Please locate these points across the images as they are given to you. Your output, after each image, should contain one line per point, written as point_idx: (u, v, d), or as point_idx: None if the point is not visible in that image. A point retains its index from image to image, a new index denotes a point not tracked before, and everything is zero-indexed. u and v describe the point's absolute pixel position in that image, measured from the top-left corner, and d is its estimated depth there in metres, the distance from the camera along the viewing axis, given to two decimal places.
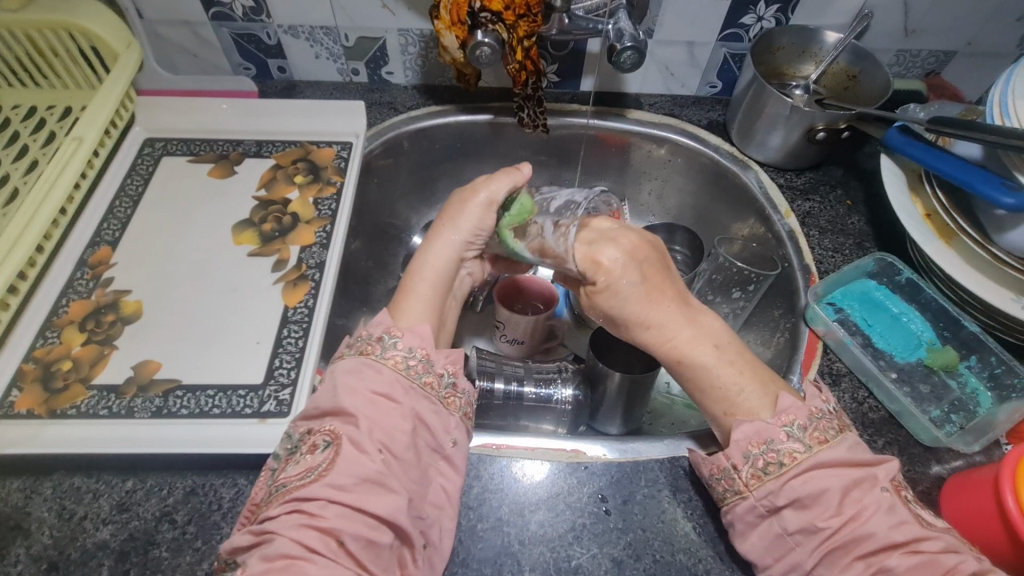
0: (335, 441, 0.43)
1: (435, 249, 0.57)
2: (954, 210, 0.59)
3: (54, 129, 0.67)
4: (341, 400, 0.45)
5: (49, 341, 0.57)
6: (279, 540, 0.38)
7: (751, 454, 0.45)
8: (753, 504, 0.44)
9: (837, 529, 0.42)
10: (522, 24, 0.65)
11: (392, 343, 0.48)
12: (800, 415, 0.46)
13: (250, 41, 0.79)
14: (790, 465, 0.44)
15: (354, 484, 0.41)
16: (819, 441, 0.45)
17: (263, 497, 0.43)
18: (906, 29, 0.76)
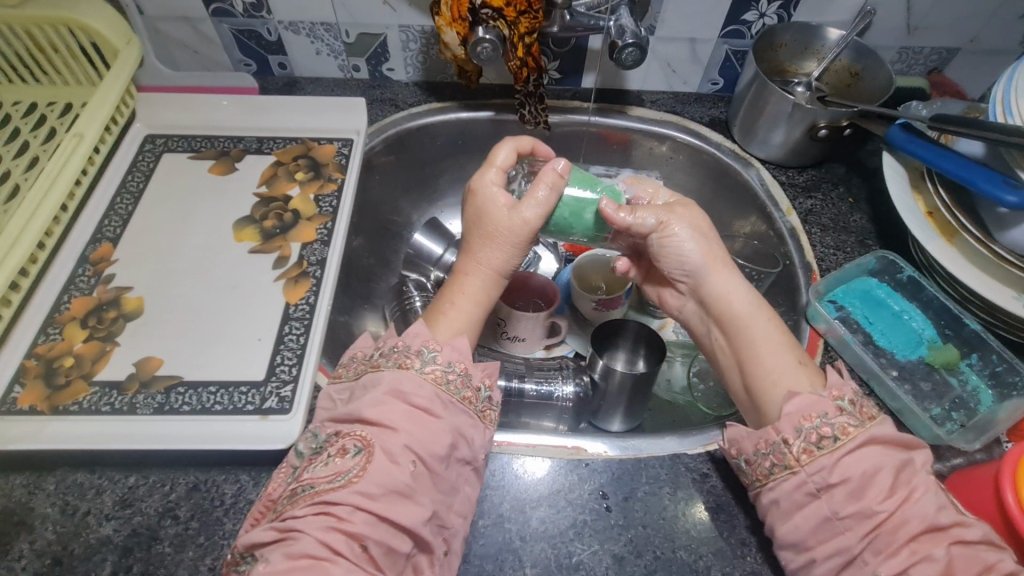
0: (367, 448, 0.43)
1: (479, 257, 0.55)
2: (956, 208, 0.59)
3: (54, 126, 0.67)
4: (370, 405, 0.45)
5: (52, 337, 0.58)
6: (300, 540, 0.39)
7: (804, 428, 0.45)
8: (803, 481, 0.44)
9: (892, 513, 0.42)
10: (523, 21, 0.65)
11: (432, 357, 0.48)
12: (847, 391, 0.47)
13: (251, 37, 0.79)
14: (844, 440, 0.44)
15: (379, 490, 0.41)
16: (868, 417, 0.45)
17: (281, 496, 0.43)
18: (909, 26, 0.76)
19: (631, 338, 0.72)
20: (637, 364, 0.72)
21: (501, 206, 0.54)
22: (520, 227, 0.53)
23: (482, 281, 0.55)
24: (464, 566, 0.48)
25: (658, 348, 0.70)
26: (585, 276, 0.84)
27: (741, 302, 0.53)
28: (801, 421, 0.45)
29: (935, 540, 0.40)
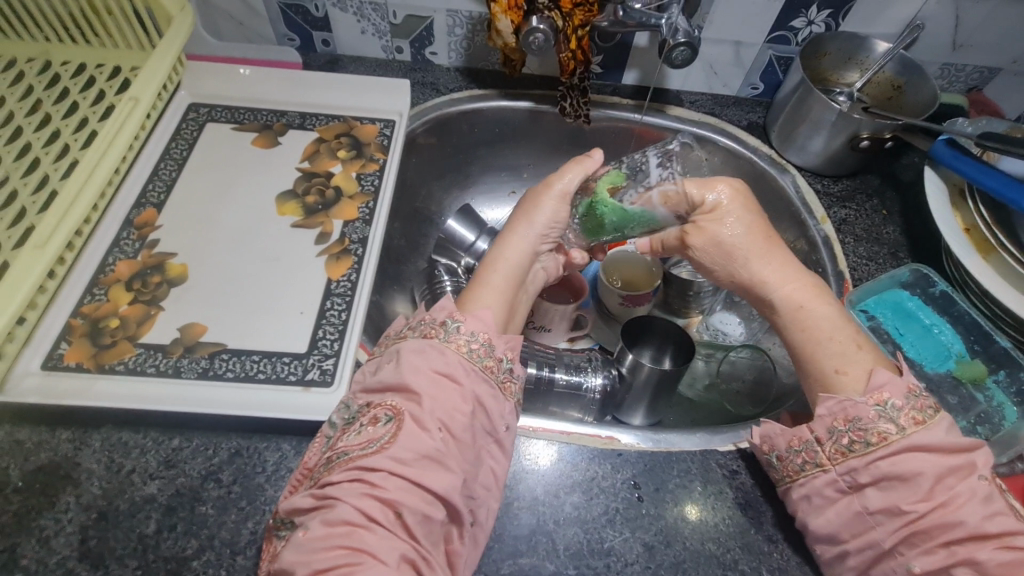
0: (397, 417, 0.44)
1: (512, 241, 0.58)
2: (996, 225, 0.61)
3: (103, 88, 0.67)
4: (397, 376, 0.46)
5: (97, 298, 0.58)
6: (335, 501, 0.40)
7: (837, 430, 0.47)
8: (835, 479, 0.46)
9: (925, 514, 0.43)
10: (578, 13, 0.66)
11: (456, 328, 0.49)
12: (896, 394, 0.47)
13: (298, 13, 0.79)
14: (877, 446, 0.45)
15: (408, 455, 0.42)
16: (914, 423, 0.45)
17: (317, 464, 0.45)
18: (954, 43, 0.77)
19: (659, 340, 0.74)
20: (663, 361, 0.74)
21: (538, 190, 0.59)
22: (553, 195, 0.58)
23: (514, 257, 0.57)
24: (497, 544, 0.49)
25: (686, 348, 0.72)
26: (606, 270, 0.83)
27: (793, 286, 0.55)
28: (835, 422, 0.47)
29: (978, 544, 0.41)
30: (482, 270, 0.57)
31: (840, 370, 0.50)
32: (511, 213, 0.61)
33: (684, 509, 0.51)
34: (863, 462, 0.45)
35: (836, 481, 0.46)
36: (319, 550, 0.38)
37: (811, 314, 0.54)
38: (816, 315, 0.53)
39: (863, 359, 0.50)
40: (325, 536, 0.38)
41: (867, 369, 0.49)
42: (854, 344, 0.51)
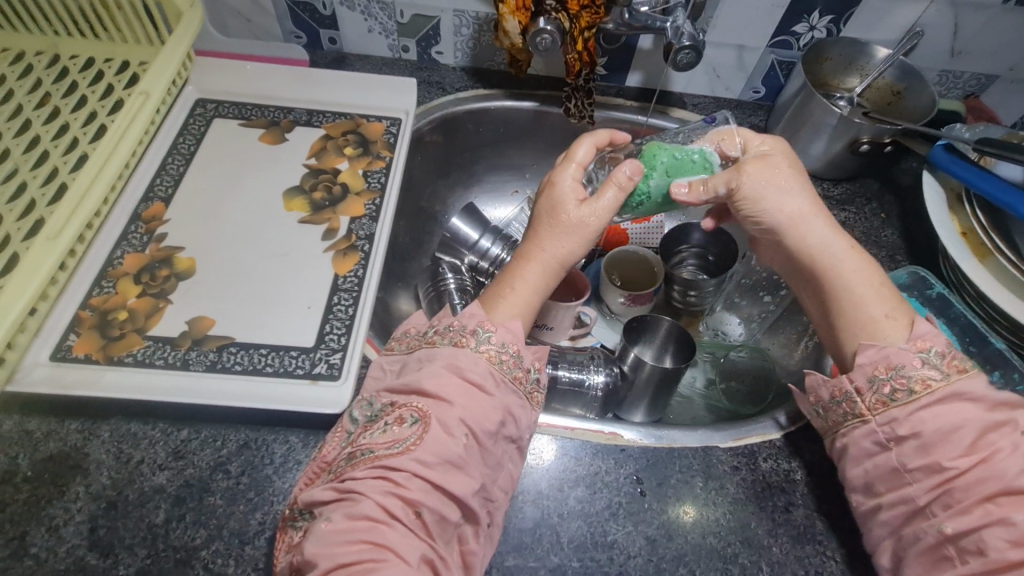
0: (423, 419, 0.44)
1: (542, 259, 0.55)
2: (993, 230, 0.62)
3: (112, 82, 0.68)
4: (422, 378, 0.47)
5: (105, 290, 0.59)
6: (357, 496, 0.41)
7: (877, 378, 0.48)
8: (873, 430, 0.48)
9: (962, 470, 0.44)
10: (584, 15, 0.66)
11: (486, 338, 0.49)
12: (936, 343, 0.48)
13: (305, 10, 0.80)
14: (921, 393, 0.46)
15: (430, 458, 0.43)
16: (956, 370, 0.46)
17: (336, 458, 0.46)
18: (953, 50, 0.78)
19: (662, 339, 0.76)
20: (665, 360, 0.75)
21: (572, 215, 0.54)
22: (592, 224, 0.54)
23: (545, 272, 0.55)
24: (502, 538, 0.49)
25: (687, 347, 0.74)
26: (608, 270, 0.84)
27: (836, 239, 0.54)
28: (876, 372, 0.48)
29: (1014, 505, 0.42)
30: (523, 256, 0.56)
31: (891, 317, 0.50)
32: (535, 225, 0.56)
33: (679, 512, 0.52)
34: (904, 413, 0.46)
35: (877, 433, 0.48)
36: (339, 542, 0.39)
37: (857, 263, 0.53)
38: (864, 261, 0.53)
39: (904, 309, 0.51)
40: (348, 531, 0.39)
41: (914, 319, 0.50)
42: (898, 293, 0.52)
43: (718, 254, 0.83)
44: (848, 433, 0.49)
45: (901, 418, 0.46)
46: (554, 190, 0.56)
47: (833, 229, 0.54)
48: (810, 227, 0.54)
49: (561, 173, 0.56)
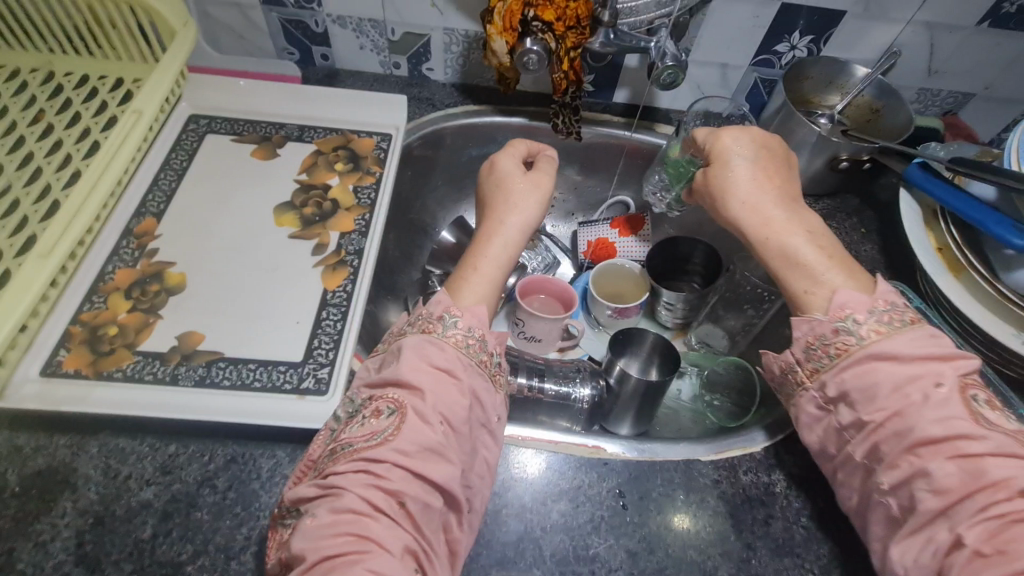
0: (399, 410, 0.45)
1: (495, 240, 0.60)
2: (966, 245, 0.63)
3: (106, 99, 0.69)
4: (395, 369, 0.48)
5: (96, 305, 0.59)
6: (339, 490, 0.41)
7: (812, 348, 0.50)
8: (813, 395, 0.50)
9: (880, 423, 0.45)
10: (570, 35, 0.68)
11: (453, 323, 0.51)
12: (859, 310, 0.49)
13: (298, 28, 0.82)
14: (842, 358, 0.48)
15: (407, 446, 0.43)
16: (877, 336, 0.47)
17: (321, 455, 0.46)
18: (930, 69, 0.80)
19: (648, 350, 0.77)
20: (651, 372, 0.77)
21: (504, 204, 0.62)
22: (523, 210, 0.62)
23: (501, 252, 0.59)
24: (486, 550, 0.50)
25: (672, 359, 0.75)
26: (598, 283, 0.87)
27: (767, 218, 0.56)
28: (808, 343, 0.50)
29: (932, 454, 0.42)
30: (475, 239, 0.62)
31: (810, 290, 0.52)
32: (487, 213, 0.63)
33: (674, 520, 0.53)
34: (831, 376, 0.48)
35: (815, 398, 0.50)
36: (326, 537, 0.39)
37: (780, 238, 0.55)
38: (785, 235, 0.55)
39: (828, 280, 0.52)
40: (333, 526, 0.40)
41: (831, 290, 0.51)
42: (821, 263, 0.53)
43: (704, 268, 0.85)
44: (795, 401, 0.52)
45: (831, 380, 0.48)
46: (496, 184, 0.65)
47: (755, 208, 0.57)
48: (737, 212, 0.58)
49: (500, 169, 0.66)
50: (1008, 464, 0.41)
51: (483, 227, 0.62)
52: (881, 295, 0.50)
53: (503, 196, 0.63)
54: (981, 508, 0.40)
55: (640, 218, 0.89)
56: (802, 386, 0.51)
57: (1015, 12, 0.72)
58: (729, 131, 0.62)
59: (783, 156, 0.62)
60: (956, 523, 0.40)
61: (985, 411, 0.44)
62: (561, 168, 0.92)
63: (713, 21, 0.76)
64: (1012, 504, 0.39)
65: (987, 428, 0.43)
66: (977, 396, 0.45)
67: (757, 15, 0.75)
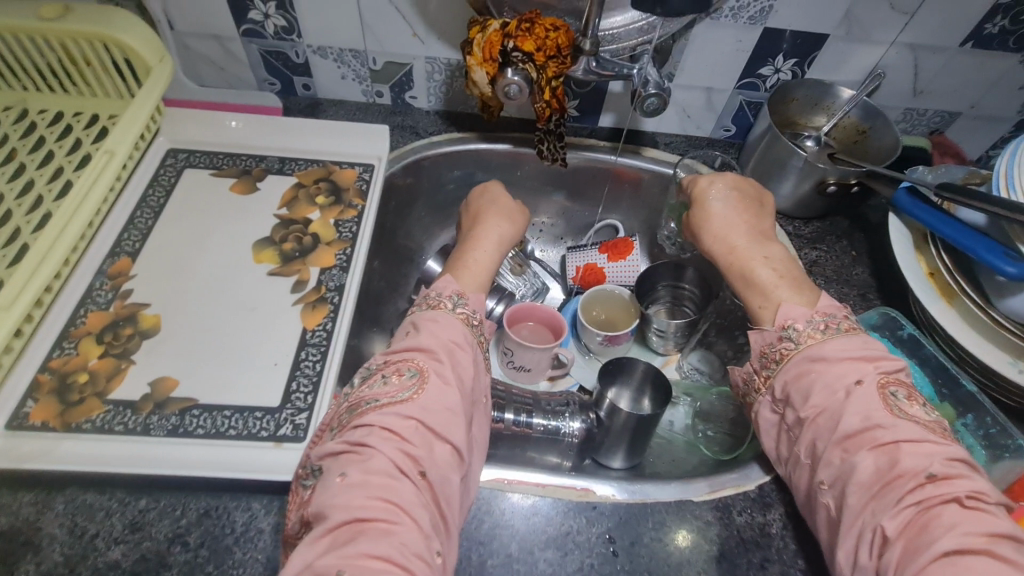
0: (420, 374, 0.51)
1: (488, 240, 0.70)
2: (958, 272, 0.62)
3: (80, 137, 0.67)
4: (416, 342, 0.54)
5: (66, 352, 0.57)
6: (367, 447, 0.46)
7: (765, 356, 0.57)
8: (767, 399, 0.56)
9: (813, 420, 0.51)
10: (551, 65, 0.66)
11: (460, 303, 0.59)
12: (799, 319, 0.56)
13: (278, 59, 0.81)
14: (783, 362, 0.55)
15: (427, 410, 0.49)
16: (809, 340, 0.55)
17: (340, 415, 0.51)
18: (915, 89, 0.79)
19: (638, 379, 0.76)
20: (643, 403, 0.75)
21: (490, 219, 0.73)
22: (504, 225, 0.72)
23: (493, 249, 0.70)
24: None
25: (663, 390, 0.73)
26: (588, 307, 0.86)
27: (736, 245, 0.64)
28: (761, 351, 0.57)
29: (857, 448, 0.48)
30: (461, 247, 0.71)
31: (766, 307, 0.59)
32: (476, 221, 0.73)
33: (675, 537, 0.53)
34: (777, 380, 0.55)
35: (770, 403, 0.56)
36: (356, 498, 0.43)
37: (743, 263, 0.63)
38: (747, 261, 0.63)
39: (774, 296, 0.59)
40: (363, 486, 0.44)
41: (775, 307, 0.58)
42: (773, 283, 0.60)
43: (695, 293, 0.84)
44: (754, 406, 0.58)
45: (777, 383, 0.55)
46: (488, 208, 0.74)
47: (723, 239, 0.65)
48: (707, 238, 0.67)
49: (491, 195, 0.76)
50: (920, 452, 0.46)
51: (475, 230, 0.72)
52: (820, 307, 0.57)
53: (486, 213, 0.74)
54: (900, 497, 0.44)
55: (628, 241, 0.87)
56: (758, 392, 0.58)
57: (996, 33, 0.72)
58: (707, 176, 0.70)
59: (760, 198, 0.69)
60: (878, 511, 0.45)
61: (901, 405, 0.50)
62: (548, 194, 0.91)
63: (695, 46, 0.76)
64: (924, 490, 0.44)
65: (900, 419, 0.48)
66: (896, 392, 0.51)
67: (740, 40, 0.75)
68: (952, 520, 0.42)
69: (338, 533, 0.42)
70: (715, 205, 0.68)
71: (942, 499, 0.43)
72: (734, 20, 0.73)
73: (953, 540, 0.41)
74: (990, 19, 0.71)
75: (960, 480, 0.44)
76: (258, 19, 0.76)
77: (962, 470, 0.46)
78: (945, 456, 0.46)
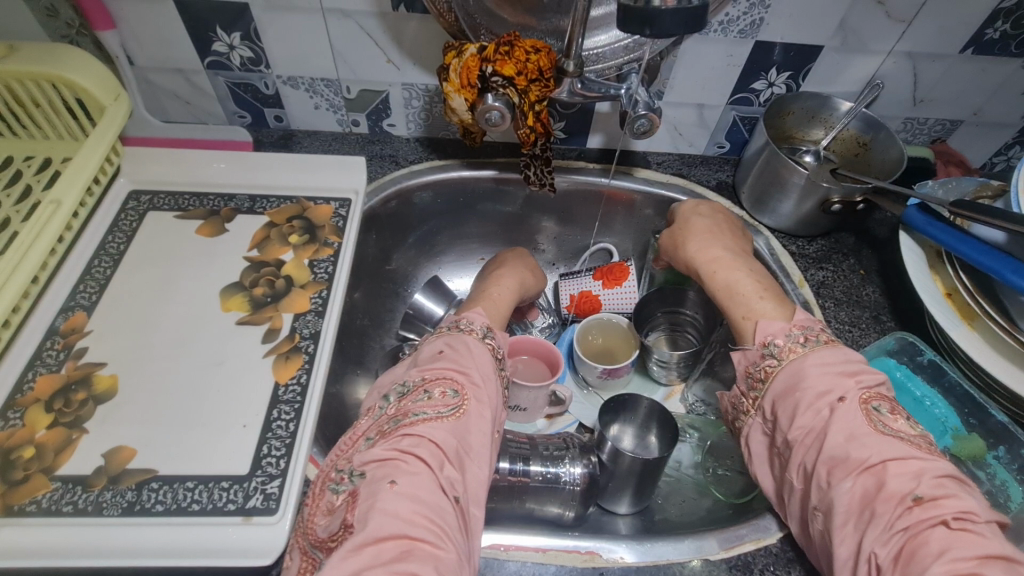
0: (463, 396, 0.49)
1: (506, 279, 0.70)
2: (979, 293, 0.58)
3: (30, 183, 0.62)
4: (464, 360, 0.52)
5: (11, 423, 0.52)
6: (417, 459, 0.44)
7: (751, 373, 0.53)
8: (759, 424, 0.52)
9: (801, 441, 0.47)
10: (533, 88, 0.62)
11: (489, 334, 0.57)
12: (779, 335, 0.53)
13: (247, 91, 0.77)
14: (769, 383, 0.51)
15: (470, 435, 0.47)
16: (791, 354, 0.51)
17: (380, 425, 0.49)
18: (915, 98, 0.76)
19: (643, 416, 0.71)
20: (647, 440, 0.71)
21: (512, 262, 0.74)
22: (525, 272, 0.74)
23: (511, 287, 0.69)
24: None
25: (670, 429, 0.68)
26: (587, 336, 0.82)
27: (719, 260, 0.62)
28: (746, 371, 0.54)
29: (844, 472, 0.43)
30: (481, 286, 0.70)
31: (748, 317, 0.56)
32: (500, 266, 0.73)
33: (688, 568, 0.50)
34: (766, 400, 0.51)
35: (760, 425, 0.52)
36: (405, 512, 0.41)
37: (726, 275, 0.61)
38: (730, 273, 0.60)
39: (756, 310, 0.56)
40: (413, 501, 0.42)
41: (756, 320, 0.55)
42: (757, 294, 0.57)
43: (697, 318, 0.80)
44: (745, 429, 0.54)
45: (767, 403, 0.51)
46: (519, 258, 0.76)
47: (707, 250, 0.63)
48: (693, 246, 0.65)
49: (524, 253, 0.78)
50: (907, 471, 0.42)
51: (500, 271, 0.72)
52: (797, 321, 0.54)
53: (511, 260, 0.75)
54: (889, 522, 0.40)
55: (622, 265, 0.81)
56: (747, 415, 0.54)
57: (998, 38, 0.69)
58: (697, 201, 0.70)
59: (741, 228, 0.69)
60: (867, 536, 0.41)
61: (884, 420, 0.45)
62: (538, 219, 0.87)
63: (684, 62, 0.72)
64: (912, 515, 0.40)
65: (885, 435, 0.44)
66: (879, 406, 0.46)
67: (730, 55, 0.71)
68: (941, 545, 0.38)
69: (384, 548, 0.39)
70: (705, 221, 0.67)
71: (929, 523, 0.39)
72: (724, 35, 0.69)
73: (943, 568, 0.36)
74: (991, 24, 0.67)
75: (948, 500, 0.40)
76: (222, 51, 0.71)
77: (952, 489, 0.41)
78: (933, 474, 0.42)
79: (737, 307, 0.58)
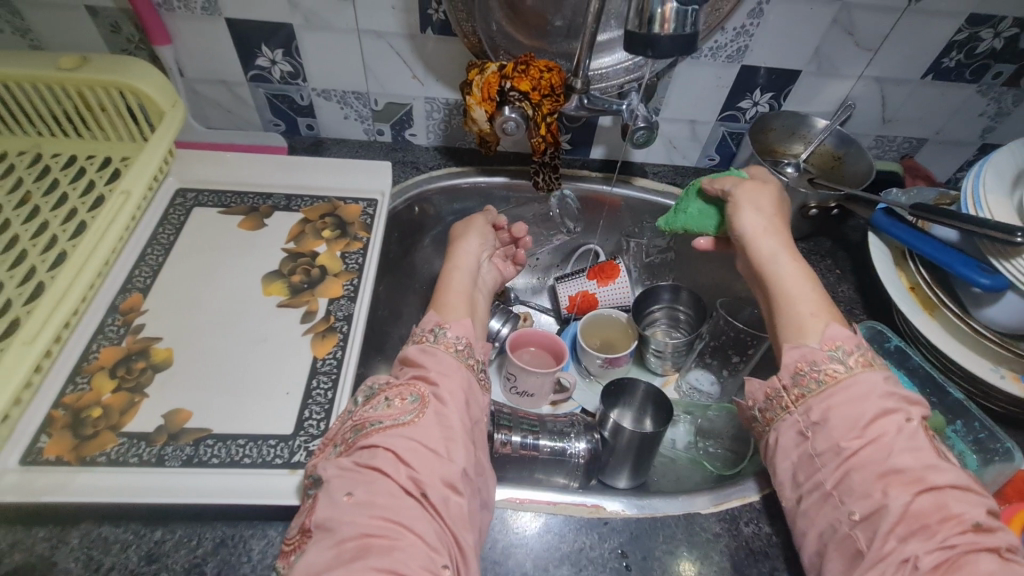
0: (422, 400, 0.51)
1: (460, 255, 0.72)
2: (936, 285, 0.66)
3: (93, 179, 0.70)
4: (423, 367, 0.54)
5: (80, 387, 0.58)
6: (374, 468, 0.46)
7: (801, 372, 0.51)
8: (795, 420, 0.51)
9: (857, 450, 0.46)
10: (545, 102, 0.70)
11: (443, 332, 0.58)
12: (848, 343, 0.51)
13: (284, 101, 0.85)
14: (830, 385, 0.49)
15: (430, 434, 0.49)
16: (862, 365, 0.50)
17: (346, 433, 0.51)
18: (884, 118, 0.85)
19: (640, 400, 0.78)
20: (645, 422, 0.77)
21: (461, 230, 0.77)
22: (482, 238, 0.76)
23: (464, 275, 0.70)
24: None
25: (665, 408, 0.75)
26: (585, 331, 0.88)
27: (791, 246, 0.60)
28: (797, 368, 0.51)
29: (904, 488, 0.43)
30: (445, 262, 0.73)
31: (817, 316, 0.54)
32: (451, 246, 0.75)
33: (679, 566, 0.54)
34: (816, 401, 0.49)
35: (796, 423, 0.50)
36: (362, 518, 0.43)
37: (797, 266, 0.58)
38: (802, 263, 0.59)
39: (824, 314, 0.54)
40: (370, 507, 0.44)
41: (827, 320, 0.53)
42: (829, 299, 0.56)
43: (693, 315, 0.87)
44: (776, 425, 0.52)
45: (814, 405, 0.49)
46: (468, 224, 0.78)
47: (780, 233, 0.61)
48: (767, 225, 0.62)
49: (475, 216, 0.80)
50: (969, 500, 0.43)
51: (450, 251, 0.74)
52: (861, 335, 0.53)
53: (461, 229, 0.77)
54: (944, 537, 0.41)
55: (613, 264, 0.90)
56: (786, 410, 0.51)
57: (953, 66, 0.78)
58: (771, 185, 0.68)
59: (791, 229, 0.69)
60: (909, 544, 0.41)
61: (946, 453, 0.47)
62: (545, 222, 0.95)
63: (679, 83, 0.81)
64: (966, 536, 0.41)
65: (944, 460, 0.45)
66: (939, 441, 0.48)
67: (719, 77, 0.80)
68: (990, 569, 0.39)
69: (344, 549, 0.42)
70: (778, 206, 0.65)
71: (981, 546, 0.40)
72: (714, 59, 0.78)
73: None
74: (947, 53, 0.76)
75: (1003, 533, 0.42)
76: (264, 65, 0.80)
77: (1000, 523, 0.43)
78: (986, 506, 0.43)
79: (801, 304, 0.55)
